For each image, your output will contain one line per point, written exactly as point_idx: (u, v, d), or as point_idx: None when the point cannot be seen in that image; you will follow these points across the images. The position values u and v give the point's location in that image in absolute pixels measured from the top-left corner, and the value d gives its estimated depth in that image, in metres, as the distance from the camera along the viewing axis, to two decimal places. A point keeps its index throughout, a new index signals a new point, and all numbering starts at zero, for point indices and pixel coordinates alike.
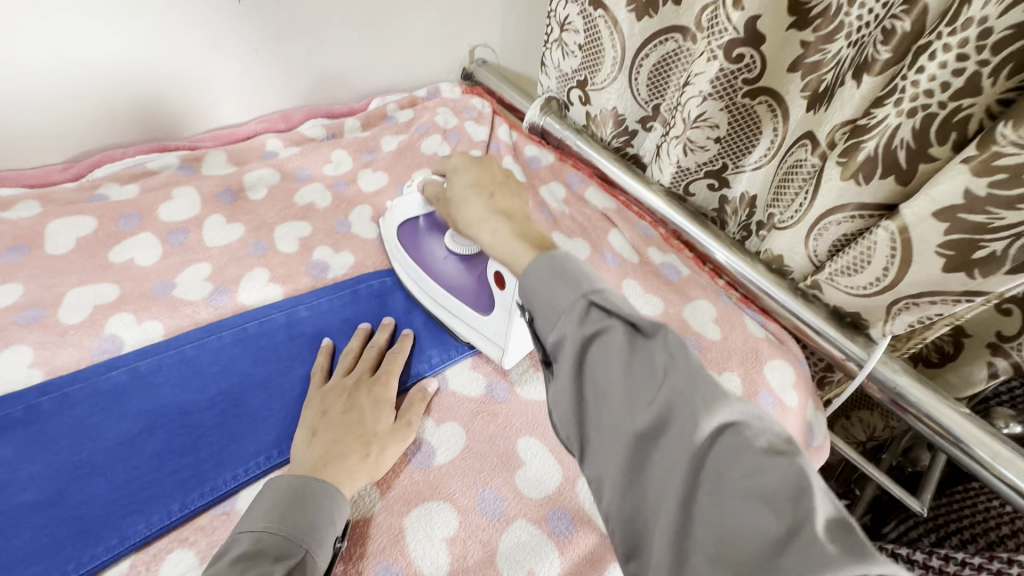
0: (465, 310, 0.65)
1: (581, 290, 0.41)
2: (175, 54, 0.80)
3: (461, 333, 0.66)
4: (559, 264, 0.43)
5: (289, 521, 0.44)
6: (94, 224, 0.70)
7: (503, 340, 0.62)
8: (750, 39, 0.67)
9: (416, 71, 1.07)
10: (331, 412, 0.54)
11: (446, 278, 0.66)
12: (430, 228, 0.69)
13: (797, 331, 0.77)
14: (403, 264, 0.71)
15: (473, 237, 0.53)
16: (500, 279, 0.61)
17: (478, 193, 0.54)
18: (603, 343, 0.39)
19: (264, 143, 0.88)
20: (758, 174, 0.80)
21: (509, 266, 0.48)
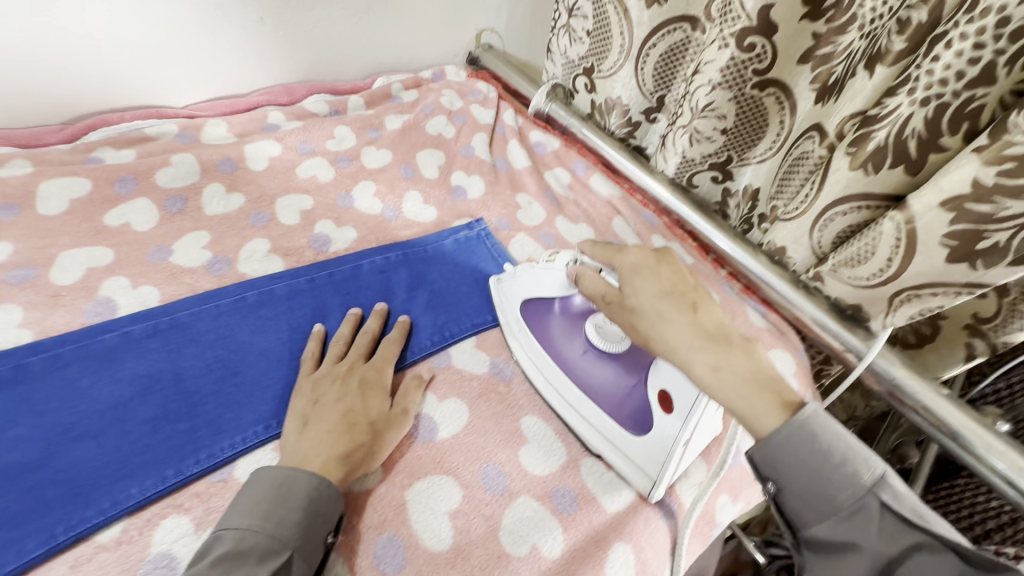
0: (602, 418, 0.57)
1: (856, 479, 0.45)
2: (177, 18, 0.78)
3: (594, 446, 0.56)
4: (793, 438, 0.41)
5: (275, 519, 0.43)
6: (88, 186, 0.67)
7: (654, 471, 0.52)
8: (763, 29, 0.67)
9: (422, 51, 1.06)
10: (324, 400, 0.52)
11: (587, 378, 0.59)
12: (563, 316, 0.64)
13: (797, 323, 0.78)
14: (521, 346, 0.64)
15: (685, 369, 0.50)
16: (665, 399, 0.54)
17: (679, 307, 0.52)
18: (929, 559, 0.40)
19: (265, 115, 0.86)
20: (762, 167, 0.80)
21: (741, 415, 0.48)
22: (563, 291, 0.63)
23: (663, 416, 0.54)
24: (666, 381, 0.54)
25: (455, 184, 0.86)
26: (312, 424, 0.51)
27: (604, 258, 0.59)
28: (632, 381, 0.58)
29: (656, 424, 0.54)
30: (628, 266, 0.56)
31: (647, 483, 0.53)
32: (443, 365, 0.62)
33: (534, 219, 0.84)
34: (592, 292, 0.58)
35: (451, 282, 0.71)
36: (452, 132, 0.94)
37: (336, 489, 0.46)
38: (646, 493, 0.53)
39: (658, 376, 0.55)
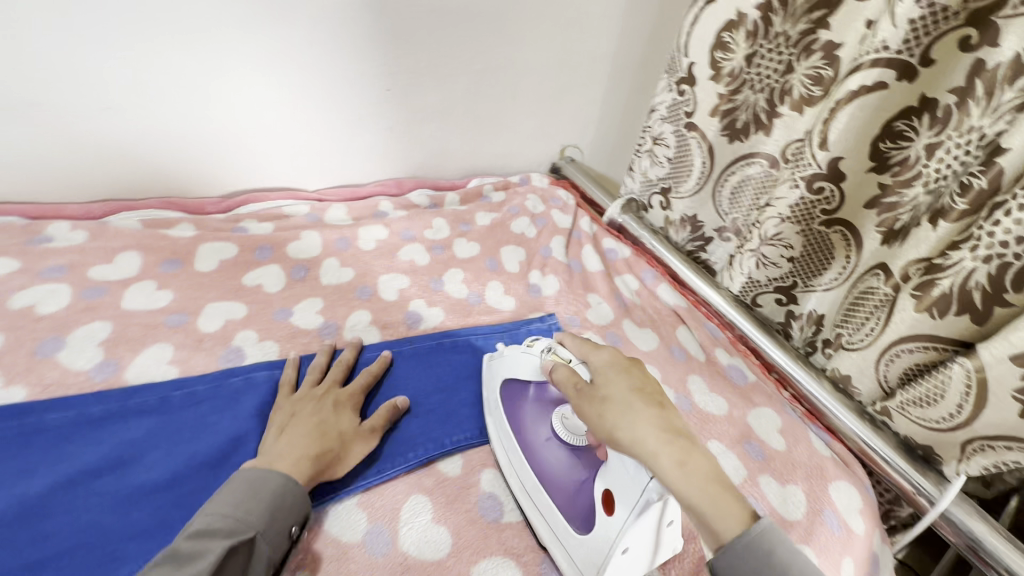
0: (555, 514, 0.56)
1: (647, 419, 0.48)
2: (324, 126, 0.94)
3: (543, 539, 0.56)
4: (629, 389, 0.50)
5: (245, 507, 0.46)
6: (235, 251, 0.81)
7: (590, 569, 0.51)
8: (832, 175, 0.74)
9: (513, 160, 1.21)
10: (301, 414, 0.58)
11: (545, 465, 0.59)
12: (536, 399, 0.64)
13: (863, 457, 0.77)
14: (496, 419, 0.65)
15: (642, 458, 0.45)
16: (608, 501, 0.51)
17: (647, 402, 0.48)
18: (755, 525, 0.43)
19: (378, 203, 1.00)
20: (827, 296, 0.83)
21: (669, 479, 0.44)
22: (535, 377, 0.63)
23: (606, 518, 0.51)
24: (612, 482, 0.52)
25: (533, 281, 0.94)
26: (287, 433, 0.56)
27: (579, 351, 0.58)
28: (586, 475, 0.57)
29: (599, 525, 0.52)
30: (589, 358, 0.56)
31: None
32: None
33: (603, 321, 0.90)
34: (549, 369, 0.59)
35: None
36: (533, 232, 1.05)
37: (302, 488, 0.50)
38: None
39: (604, 475, 0.53)
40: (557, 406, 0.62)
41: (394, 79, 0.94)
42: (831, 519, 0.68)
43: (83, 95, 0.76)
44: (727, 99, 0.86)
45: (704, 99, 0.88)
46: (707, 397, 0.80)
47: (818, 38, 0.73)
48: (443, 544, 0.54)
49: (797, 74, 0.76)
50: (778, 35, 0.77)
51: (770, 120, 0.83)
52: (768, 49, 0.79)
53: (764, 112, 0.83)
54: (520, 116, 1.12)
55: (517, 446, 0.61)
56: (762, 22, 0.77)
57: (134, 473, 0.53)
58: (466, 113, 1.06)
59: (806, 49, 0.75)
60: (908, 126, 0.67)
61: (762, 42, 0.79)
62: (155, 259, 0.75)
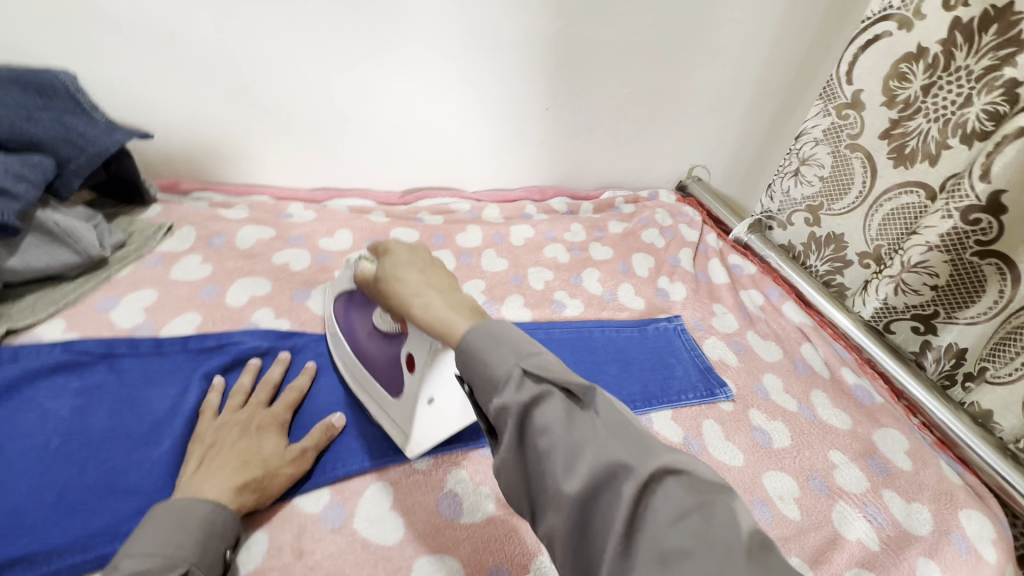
0: (379, 390, 0.66)
1: (516, 360, 0.44)
2: (488, 135, 1.08)
3: (373, 413, 0.67)
4: (497, 336, 0.47)
5: (174, 541, 0.47)
6: (417, 236, 0.99)
7: (407, 427, 0.63)
8: (991, 208, 0.75)
9: (643, 175, 1.30)
10: (223, 444, 0.57)
11: (365, 354, 0.67)
12: (355, 309, 0.70)
13: (1001, 492, 0.76)
14: (334, 336, 0.73)
15: (405, 308, 0.56)
16: (410, 362, 0.61)
17: (416, 270, 0.58)
18: (543, 408, 0.42)
19: (524, 207, 1.15)
20: (972, 328, 0.82)
21: (463, 334, 0.50)
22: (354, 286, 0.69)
23: (408, 374, 0.61)
24: (412, 347, 0.60)
25: (661, 286, 1.02)
26: (208, 464, 0.55)
27: (376, 251, 0.65)
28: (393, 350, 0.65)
29: (404, 385, 0.62)
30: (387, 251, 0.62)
31: (403, 437, 0.64)
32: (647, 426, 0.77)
33: (728, 329, 0.96)
34: (364, 275, 0.65)
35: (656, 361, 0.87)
36: (661, 243, 1.13)
37: (232, 513, 0.52)
38: (405, 448, 0.63)
39: (408, 341, 0.61)
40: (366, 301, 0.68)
41: (553, 100, 1.08)
42: (960, 543, 0.69)
43: (325, 106, 0.95)
44: (899, 125, 0.87)
45: (873, 123, 0.90)
46: (830, 411, 0.84)
47: (1002, 75, 0.73)
48: None
49: (974, 107, 0.77)
50: (959, 69, 0.78)
51: (939, 150, 0.82)
52: (948, 81, 0.80)
53: (935, 141, 0.83)
54: (657, 136, 1.21)
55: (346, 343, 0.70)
56: (944, 56, 0.79)
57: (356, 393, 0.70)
58: (608, 131, 1.17)
59: (988, 84, 0.75)
60: None
61: (942, 74, 0.80)
62: (362, 237, 0.95)
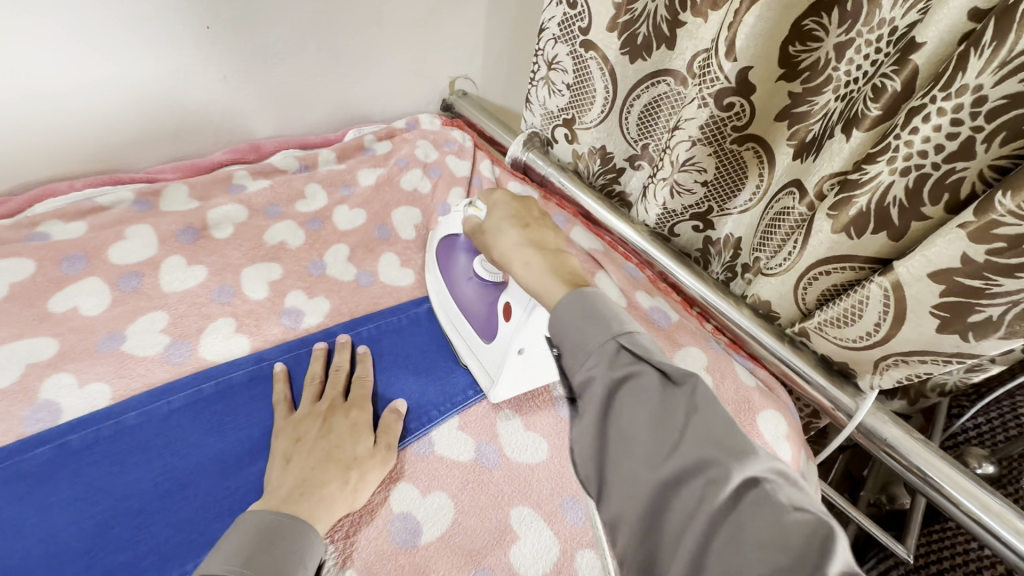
0: (469, 332, 0.65)
1: (612, 329, 0.39)
2: (122, 83, 0.73)
3: (461, 353, 0.67)
4: (589, 302, 0.41)
5: (260, 562, 0.40)
6: (33, 268, 0.62)
7: (494, 373, 0.61)
8: (741, 89, 0.65)
9: (395, 100, 1.02)
10: (307, 439, 0.53)
11: (463, 301, 0.65)
12: (463, 246, 0.65)
13: (785, 378, 0.77)
14: (433, 276, 0.72)
15: (507, 266, 0.52)
16: (507, 310, 0.59)
17: (516, 223, 0.55)
18: (637, 387, 0.37)
19: (230, 174, 0.81)
20: (744, 218, 0.77)
21: (539, 300, 0.46)
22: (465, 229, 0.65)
23: (504, 324, 0.60)
24: (512, 297, 0.59)
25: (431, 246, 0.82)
26: (293, 463, 0.51)
27: (488, 198, 0.61)
28: (491, 300, 0.62)
29: (500, 334, 0.60)
30: (493, 202, 0.59)
31: (488, 382, 0.62)
32: (425, 452, 0.58)
33: None
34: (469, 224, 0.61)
35: (427, 355, 0.68)
36: (427, 186, 0.91)
37: (318, 535, 0.46)
38: (488, 391, 0.62)
39: (508, 292, 0.60)
40: (474, 249, 0.64)
41: (213, 13, 0.73)
42: None
43: None
44: (625, 10, 0.73)
45: (599, 11, 0.75)
46: None
47: None
48: None
49: None
50: None
51: (672, 31, 0.71)
52: None
53: (665, 22, 0.71)
54: (390, 44, 0.92)
55: (443, 279, 0.69)
56: None
57: None
58: (320, 50, 0.86)
59: None
60: (818, 25, 0.58)
61: None
62: None
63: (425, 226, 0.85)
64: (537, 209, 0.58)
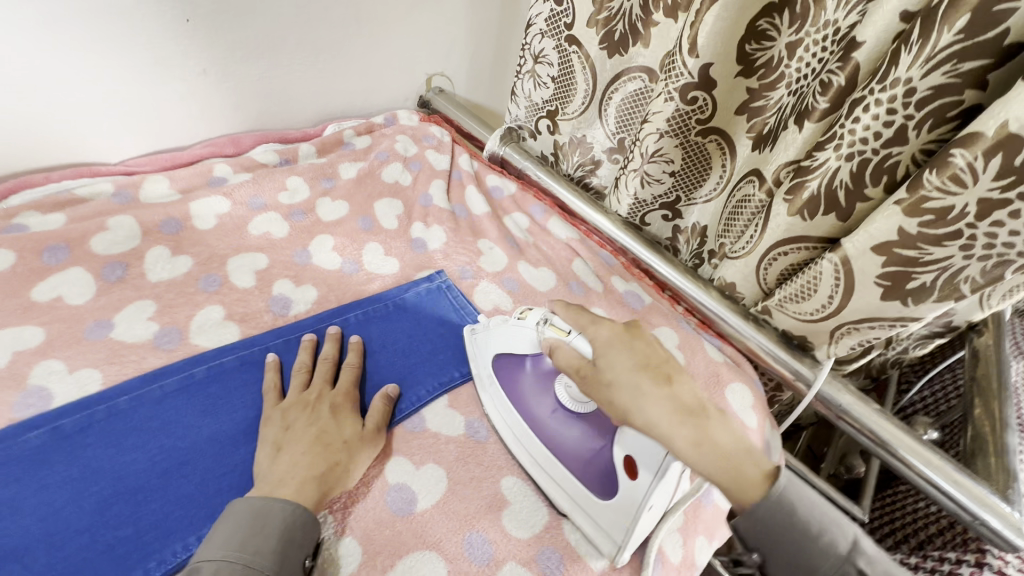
0: (569, 479, 0.55)
1: (831, 546, 0.46)
2: (100, 75, 0.73)
3: (560, 506, 0.55)
4: (785, 512, 0.47)
5: (252, 548, 0.43)
6: (12, 258, 0.62)
7: (621, 538, 0.50)
8: (703, 84, 0.70)
9: (373, 96, 1.04)
10: (296, 427, 0.54)
11: (557, 441, 0.57)
12: (536, 375, 0.61)
13: (750, 354, 0.82)
14: (491, 395, 0.63)
15: (631, 415, 0.50)
16: (631, 467, 0.51)
17: (655, 381, 0.50)
18: (870, 563, 0.45)
19: (211, 167, 0.81)
20: (709, 207, 0.83)
21: (720, 483, 0.47)
22: (534, 350, 0.60)
23: (630, 481, 0.51)
24: (634, 449, 0.51)
25: (415, 236, 0.84)
26: (285, 450, 0.52)
27: (575, 322, 0.56)
28: (599, 445, 0.55)
29: (623, 491, 0.51)
30: (601, 342, 0.53)
31: (614, 547, 0.51)
32: (418, 429, 0.60)
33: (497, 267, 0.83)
34: (555, 349, 0.56)
35: (414, 339, 0.70)
36: (408, 179, 0.93)
37: (311, 514, 0.47)
38: (612, 558, 0.51)
39: (626, 442, 0.52)
40: (554, 374, 0.60)
41: (193, 6, 0.73)
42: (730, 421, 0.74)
43: None
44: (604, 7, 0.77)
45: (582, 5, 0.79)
46: None
47: None
48: (353, 555, 0.49)
49: None
50: None
51: (647, 30, 0.76)
52: None
53: (640, 20, 0.75)
54: (370, 41, 0.94)
55: (509, 399, 0.61)
56: None
57: None
58: (300, 46, 0.87)
59: None
60: (770, 25, 0.64)
61: None
62: None
63: (408, 216, 0.87)
64: (653, 343, 0.53)
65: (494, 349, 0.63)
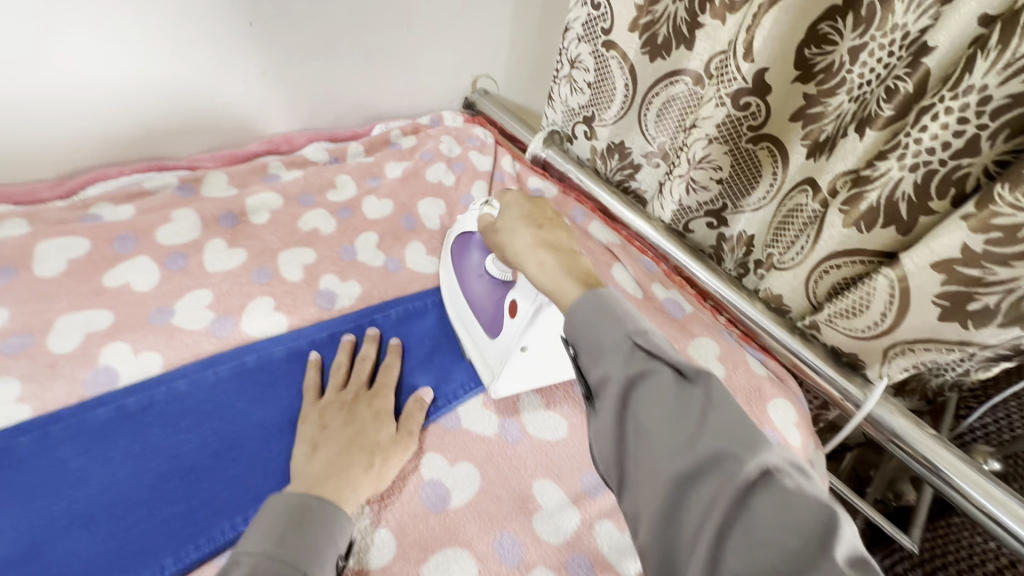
0: (476, 328, 0.65)
1: (630, 331, 0.41)
2: (172, 75, 0.77)
3: (466, 350, 0.67)
4: (605, 303, 0.43)
5: (289, 544, 0.42)
6: (87, 246, 0.67)
7: (496, 369, 0.61)
8: (757, 89, 0.68)
9: (420, 97, 1.06)
10: (332, 425, 0.55)
11: (472, 297, 0.66)
12: (477, 245, 0.67)
13: (795, 369, 0.79)
14: (447, 278, 0.72)
15: (520, 265, 0.53)
16: (512, 308, 0.60)
17: (530, 226, 0.55)
18: (649, 386, 0.39)
19: (266, 165, 0.85)
20: (757, 216, 0.79)
21: (589, 354, 0.42)
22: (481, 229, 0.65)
23: (509, 321, 0.60)
24: (517, 293, 0.59)
25: None
26: (321, 449, 0.53)
27: (502, 196, 0.62)
28: (500, 295, 0.63)
29: (504, 331, 0.61)
30: (507, 202, 0.59)
31: (489, 378, 0.62)
32: (454, 426, 0.61)
33: None
34: (482, 222, 0.62)
35: (453, 338, 0.71)
36: (452, 179, 0.94)
37: (347, 515, 0.47)
38: (489, 385, 0.62)
39: (514, 289, 0.60)
40: (487, 248, 0.66)
41: (255, 10, 0.77)
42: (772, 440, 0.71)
43: None
44: (645, 11, 0.76)
45: (621, 12, 0.78)
46: None
47: None
48: (387, 547, 0.50)
49: None
50: None
51: (692, 32, 0.75)
52: None
53: (685, 23, 0.74)
54: (418, 43, 0.96)
55: (455, 275, 0.69)
56: None
57: None
58: (353, 48, 0.90)
59: None
60: (833, 29, 0.61)
61: None
62: None
63: (450, 216, 0.88)
64: (551, 209, 0.58)
65: (456, 232, 0.69)
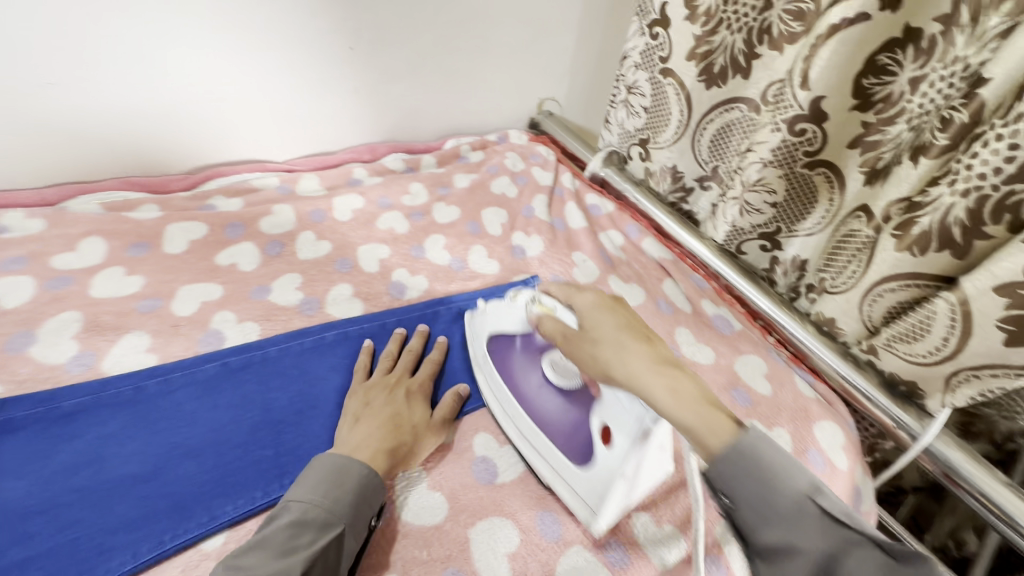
0: (553, 452, 0.59)
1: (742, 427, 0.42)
2: (284, 90, 0.89)
3: (544, 478, 0.59)
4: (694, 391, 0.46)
5: (332, 497, 0.48)
6: (205, 230, 0.78)
7: (597, 503, 0.54)
8: (813, 116, 0.70)
9: (489, 117, 1.15)
10: (375, 404, 0.60)
11: (540, 416, 0.61)
12: (525, 350, 0.65)
13: (846, 395, 0.79)
14: (486, 375, 0.68)
15: (634, 378, 0.50)
16: (606, 434, 0.56)
17: (637, 338, 0.53)
18: (747, 466, 0.40)
19: (351, 171, 0.96)
20: (810, 241, 0.80)
21: (694, 431, 0.44)
22: (524, 328, 0.65)
23: (605, 449, 0.55)
24: (608, 417, 0.56)
25: (516, 243, 0.92)
26: (363, 421, 0.58)
27: (562, 297, 0.62)
28: (580, 417, 0.59)
29: (600, 461, 0.55)
30: (582, 309, 0.58)
31: (589, 513, 0.54)
32: None
33: (590, 277, 0.89)
34: (550, 327, 0.60)
35: None
36: (514, 192, 1.01)
37: (380, 480, 0.52)
38: (587, 523, 0.54)
39: (602, 412, 0.57)
40: (547, 348, 0.64)
41: (356, 37, 0.88)
42: (817, 458, 0.71)
43: (25, 71, 0.70)
44: (703, 42, 0.81)
45: (679, 42, 0.83)
46: (693, 348, 0.82)
47: None
48: (439, 509, 0.55)
49: (777, 10, 0.71)
50: None
51: (748, 62, 0.78)
52: None
53: (742, 54, 0.78)
54: (493, 68, 1.05)
55: (507, 390, 0.64)
56: None
57: (111, 466, 0.53)
58: (435, 71, 1.00)
59: None
60: (892, 60, 0.63)
61: None
62: (121, 244, 0.73)
63: (513, 224, 0.95)
64: (633, 312, 0.57)
65: (498, 338, 0.67)
